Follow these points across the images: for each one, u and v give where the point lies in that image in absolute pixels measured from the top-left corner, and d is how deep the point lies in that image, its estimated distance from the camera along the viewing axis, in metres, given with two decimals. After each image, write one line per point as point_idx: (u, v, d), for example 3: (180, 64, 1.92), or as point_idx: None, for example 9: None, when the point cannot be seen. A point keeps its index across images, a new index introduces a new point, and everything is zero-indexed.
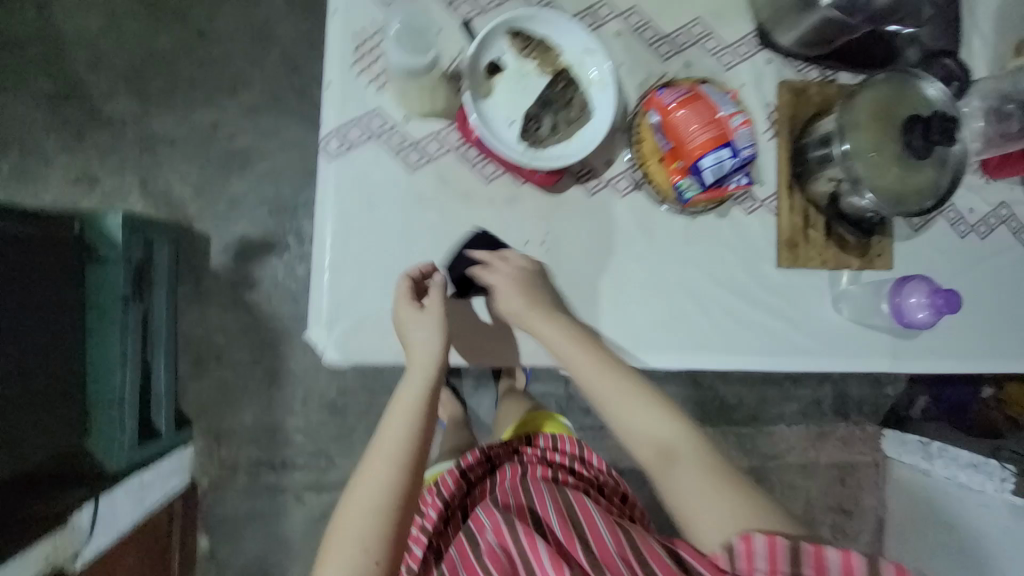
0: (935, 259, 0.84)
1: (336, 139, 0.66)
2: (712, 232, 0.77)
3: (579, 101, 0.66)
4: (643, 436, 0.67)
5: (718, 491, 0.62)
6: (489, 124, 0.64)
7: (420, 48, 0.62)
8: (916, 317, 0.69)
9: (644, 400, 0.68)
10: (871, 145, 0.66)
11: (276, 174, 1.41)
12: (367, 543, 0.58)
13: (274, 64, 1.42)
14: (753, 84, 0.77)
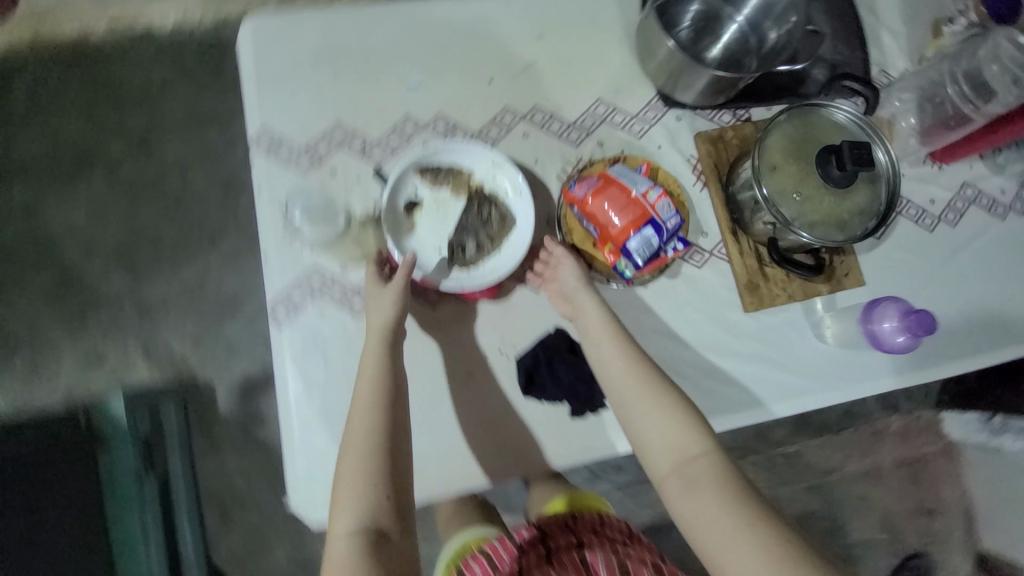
0: (911, 259, 0.80)
1: (283, 306, 0.69)
2: (669, 294, 0.75)
3: (497, 215, 0.71)
4: (668, 441, 0.61)
5: (743, 526, 0.55)
6: (418, 261, 0.70)
7: (326, 222, 0.69)
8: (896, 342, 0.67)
9: (674, 406, 0.62)
10: (791, 186, 0.66)
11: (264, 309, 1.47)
12: (369, 482, 0.58)
13: (246, 210, 1.51)
14: (669, 143, 0.79)
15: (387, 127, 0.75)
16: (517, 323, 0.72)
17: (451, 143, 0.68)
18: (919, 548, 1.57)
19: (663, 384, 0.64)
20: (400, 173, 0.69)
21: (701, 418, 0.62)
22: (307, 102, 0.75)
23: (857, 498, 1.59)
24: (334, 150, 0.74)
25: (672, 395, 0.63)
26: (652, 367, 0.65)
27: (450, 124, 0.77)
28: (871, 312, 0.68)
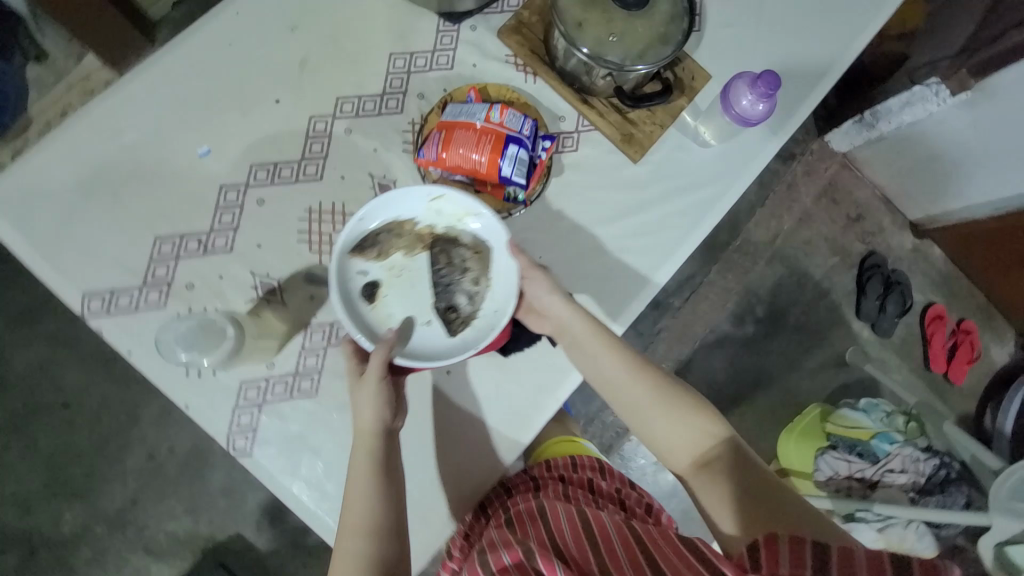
0: (734, 31, 0.84)
1: (241, 434, 0.64)
2: (566, 190, 0.76)
3: (469, 255, 0.66)
4: (678, 424, 0.64)
5: (744, 504, 0.57)
6: (411, 347, 0.64)
7: (214, 341, 0.62)
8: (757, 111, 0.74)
9: (678, 399, 0.65)
10: (604, 32, 0.66)
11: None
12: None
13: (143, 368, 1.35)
14: (480, 56, 0.76)
15: (211, 208, 0.67)
16: None
17: (376, 205, 0.61)
18: (866, 248, 1.81)
19: (677, 383, 0.67)
20: (339, 266, 0.62)
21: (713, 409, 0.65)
22: (111, 235, 0.65)
23: (805, 243, 1.79)
24: (174, 264, 0.65)
25: (680, 388, 0.66)
26: (655, 371, 0.67)
27: (270, 166, 0.69)
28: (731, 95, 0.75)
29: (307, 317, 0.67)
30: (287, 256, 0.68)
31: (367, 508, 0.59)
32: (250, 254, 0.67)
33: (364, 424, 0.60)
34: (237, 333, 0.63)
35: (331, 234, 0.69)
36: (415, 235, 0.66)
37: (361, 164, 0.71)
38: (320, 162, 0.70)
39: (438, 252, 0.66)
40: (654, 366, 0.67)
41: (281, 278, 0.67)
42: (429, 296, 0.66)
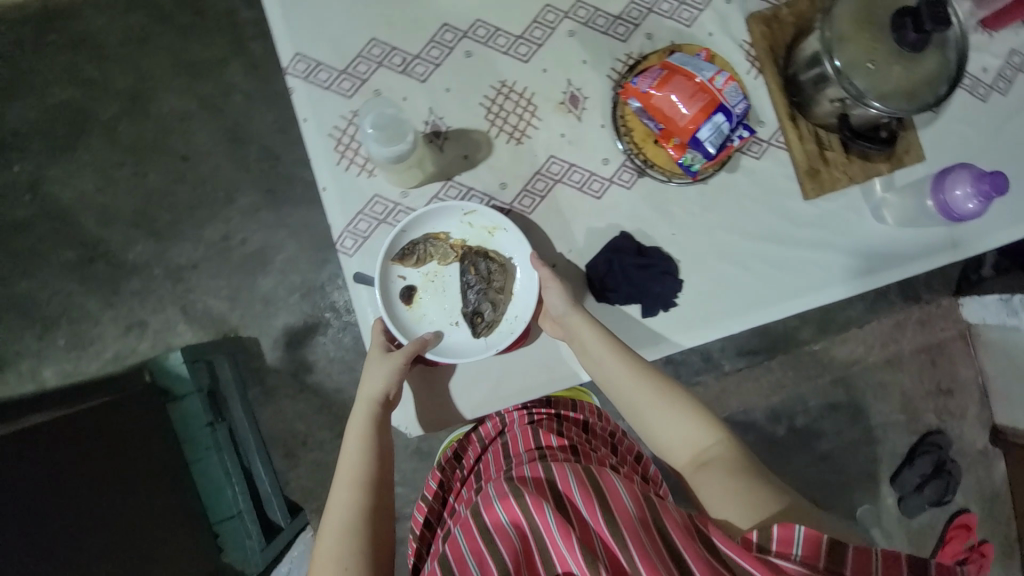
0: (968, 132, 0.79)
1: (350, 237, 0.68)
2: (729, 189, 0.75)
3: (494, 270, 0.65)
4: (677, 431, 0.67)
5: (748, 489, 0.60)
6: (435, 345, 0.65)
7: (393, 136, 0.62)
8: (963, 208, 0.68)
9: (670, 397, 0.67)
10: (863, 56, 0.64)
11: (294, 262, 1.46)
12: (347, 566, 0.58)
13: (256, 162, 1.46)
14: (720, 29, 0.75)
15: (426, 38, 0.71)
16: (582, 230, 0.73)
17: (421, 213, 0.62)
18: (937, 425, 1.69)
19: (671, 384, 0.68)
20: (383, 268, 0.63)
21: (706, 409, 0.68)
22: (337, 16, 0.70)
23: (880, 385, 1.68)
24: (375, 68, 0.70)
25: (674, 389, 0.68)
26: (653, 372, 0.68)
27: (491, 29, 0.72)
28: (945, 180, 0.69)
29: (454, 172, 0.71)
30: (464, 111, 0.71)
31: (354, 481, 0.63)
32: (437, 93, 0.71)
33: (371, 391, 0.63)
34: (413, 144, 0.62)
35: (509, 114, 0.72)
36: (449, 246, 0.66)
37: (565, 68, 0.73)
38: (532, 48, 0.73)
39: (468, 261, 0.64)
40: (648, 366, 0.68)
41: (451, 127, 0.71)
42: (454, 304, 0.65)
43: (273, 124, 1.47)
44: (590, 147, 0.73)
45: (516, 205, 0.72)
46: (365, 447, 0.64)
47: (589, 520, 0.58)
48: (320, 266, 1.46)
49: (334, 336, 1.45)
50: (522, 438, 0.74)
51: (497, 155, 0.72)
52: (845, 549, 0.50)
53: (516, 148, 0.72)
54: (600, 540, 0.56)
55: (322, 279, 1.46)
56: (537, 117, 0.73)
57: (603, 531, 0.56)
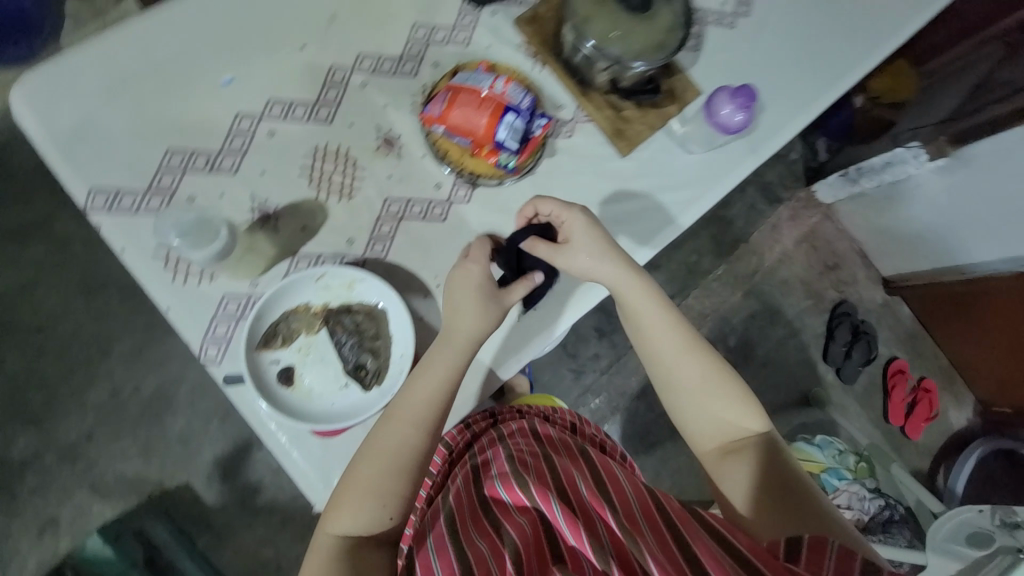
0: (729, 57, 0.91)
1: (214, 345, 0.66)
2: (556, 171, 0.81)
3: (364, 318, 0.65)
4: (726, 420, 0.69)
5: (774, 492, 0.63)
6: (332, 413, 0.63)
7: (206, 238, 0.60)
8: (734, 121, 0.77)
9: (727, 384, 0.70)
10: (606, 29, 0.73)
11: (199, 388, 1.36)
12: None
13: (122, 304, 1.36)
14: (495, 39, 0.82)
15: (223, 132, 0.71)
16: (441, 253, 0.76)
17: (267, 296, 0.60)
18: (839, 297, 1.89)
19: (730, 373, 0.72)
20: (248, 363, 0.60)
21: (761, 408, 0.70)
22: (123, 141, 0.68)
23: (782, 282, 1.86)
24: (179, 177, 0.69)
25: (738, 382, 0.71)
26: (718, 361, 0.71)
27: (286, 104, 0.74)
28: (712, 106, 0.77)
29: (297, 245, 0.71)
30: (286, 186, 0.72)
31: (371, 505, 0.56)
32: (252, 179, 0.71)
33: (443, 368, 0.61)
34: (231, 235, 0.62)
35: (332, 174, 0.74)
36: (313, 315, 0.65)
37: (370, 115, 0.77)
38: (331, 108, 0.75)
39: (334, 322, 0.64)
40: (714, 354, 0.71)
41: (278, 205, 0.71)
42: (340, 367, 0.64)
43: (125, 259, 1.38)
44: (420, 178, 0.77)
45: (369, 254, 0.73)
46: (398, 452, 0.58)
47: (597, 515, 0.57)
48: None
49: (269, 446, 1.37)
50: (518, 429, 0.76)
51: (334, 215, 0.73)
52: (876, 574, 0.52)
53: (350, 202, 0.74)
54: (608, 531, 0.55)
55: None
56: (361, 168, 0.75)
57: (612, 529, 0.55)
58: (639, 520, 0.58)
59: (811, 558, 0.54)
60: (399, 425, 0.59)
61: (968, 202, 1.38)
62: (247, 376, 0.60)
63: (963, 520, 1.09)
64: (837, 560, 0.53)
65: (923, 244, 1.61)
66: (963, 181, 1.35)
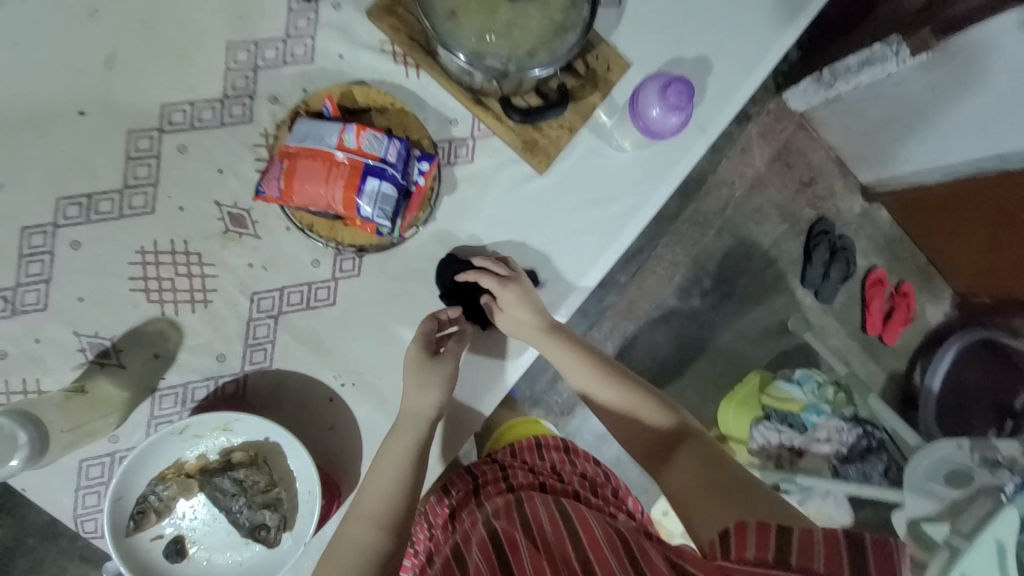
0: (664, 5, 0.70)
1: (87, 520, 0.56)
2: (462, 210, 0.66)
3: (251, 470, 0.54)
4: (631, 416, 0.61)
5: (698, 492, 0.53)
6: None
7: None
8: (668, 123, 0.64)
9: (654, 405, 0.62)
10: (480, 31, 0.54)
11: None
12: (605, 394, 0.63)
13: None
14: (349, 44, 0.62)
15: (12, 258, 0.55)
16: (338, 346, 0.62)
17: (114, 479, 0.49)
18: (817, 213, 1.40)
19: (659, 399, 0.63)
20: (121, 555, 0.51)
21: (663, 400, 0.63)
22: None
23: (756, 211, 1.38)
24: None
25: (658, 404, 0.62)
26: (638, 384, 0.64)
27: (82, 200, 0.56)
28: (637, 103, 0.64)
29: (154, 378, 0.58)
30: (119, 310, 0.57)
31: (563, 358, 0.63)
32: (69, 312, 0.56)
33: (422, 409, 0.59)
34: (36, 436, 0.49)
35: (174, 280, 0.58)
36: (189, 473, 0.55)
37: (204, 190, 0.59)
38: (148, 192, 0.58)
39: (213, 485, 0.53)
40: (620, 371, 0.64)
41: (116, 337, 0.57)
42: (235, 527, 0.54)
43: None
44: (290, 258, 0.61)
45: (248, 367, 0.60)
46: (392, 494, 0.57)
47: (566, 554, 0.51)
48: None
49: None
50: (518, 475, 0.68)
51: (191, 331, 0.59)
52: (792, 534, 0.41)
53: (208, 310, 0.59)
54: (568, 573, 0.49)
55: None
56: (210, 262, 0.59)
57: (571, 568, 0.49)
58: (603, 546, 0.50)
59: (742, 538, 0.42)
60: (585, 372, 0.64)
61: (989, 108, 0.91)
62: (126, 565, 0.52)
63: (938, 456, 0.79)
64: (800, 537, 0.41)
65: (901, 144, 1.12)
66: (958, 76, 0.91)
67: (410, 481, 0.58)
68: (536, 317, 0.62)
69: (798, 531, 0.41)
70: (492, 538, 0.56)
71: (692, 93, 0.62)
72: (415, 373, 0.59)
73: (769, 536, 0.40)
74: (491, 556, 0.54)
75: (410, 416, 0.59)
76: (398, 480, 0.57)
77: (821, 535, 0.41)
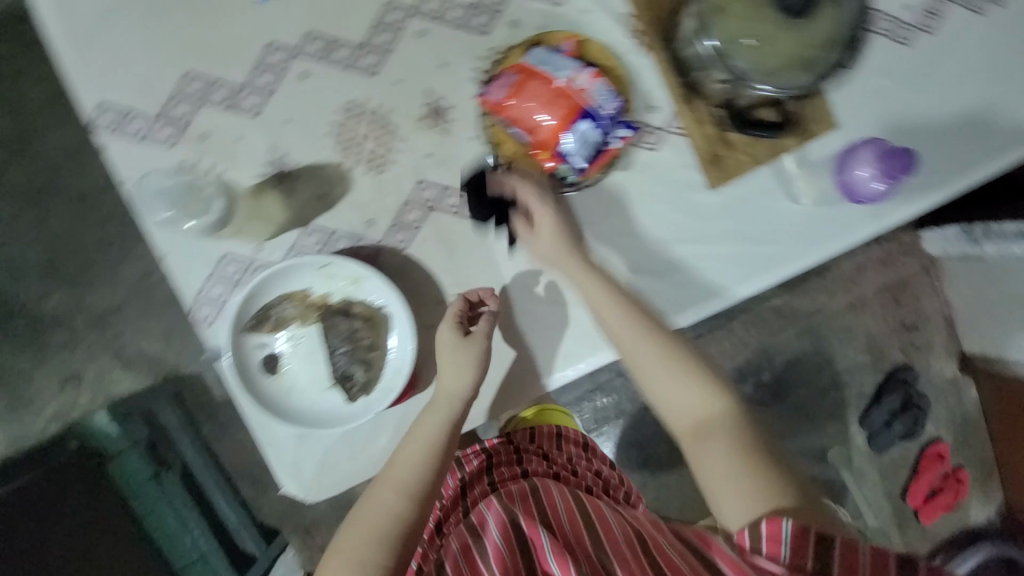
0: (887, 84, 0.70)
1: (205, 306, 0.61)
2: (626, 190, 0.67)
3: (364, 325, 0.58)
4: (681, 399, 0.58)
5: (745, 482, 0.52)
6: (312, 412, 0.59)
7: (195, 210, 0.57)
8: (867, 188, 0.66)
9: (700, 377, 0.59)
10: (741, 32, 0.55)
11: (134, 297, 1.16)
12: (651, 351, 0.59)
13: (59, 184, 1.14)
14: (597, 4, 0.66)
15: (252, 63, 0.61)
16: (467, 259, 0.65)
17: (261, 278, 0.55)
18: None
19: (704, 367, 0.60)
20: (233, 344, 0.56)
21: (706, 366, 0.60)
22: (141, 54, 0.60)
23: None
24: (196, 107, 0.61)
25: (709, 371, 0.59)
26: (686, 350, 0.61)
27: (326, 41, 0.62)
28: (847, 160, 0.66)
29: (310, 214, 0.63)
30: (312, 143, 0.62)
31: (611, 301, 0.60)
32: (272, 127, 0.62)
33: (456, 385, 0.60)
34: (224, 209, 0.58)
35: (364, 140, 0.63)
36: (311, 304, 0.59)
37: (422, 76, 0.64)
38: (379, 57, 0.63)
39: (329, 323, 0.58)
40: (668, 338, 0.60)
41: (299, 165, 0.62)
42: (328, 368, 0.59)
43: (71, 132, 1.13)
44: (463, 165, 0.65)
45: (388, 242, 0.64)
46: (424, 461, 0.59)
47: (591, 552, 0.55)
48: (164, 301, 1.15)
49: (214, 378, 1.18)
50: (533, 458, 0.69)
51: (357, 189, 0.63)
52: (835, 546, 0.45)
53: (378, 177, 0.64)
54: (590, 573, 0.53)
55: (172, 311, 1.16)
56: (399, 138, 0.64)
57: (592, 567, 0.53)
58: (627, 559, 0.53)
59: (786, 543, 0.45)
60: (630, 323, 0.60)
61: None
62: (231, 356, 0.57)
63: None
64: (841, 554, 0.44)
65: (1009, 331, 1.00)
66: None
67: (433, 454, 0.59)
68: (557, 238, 0.61)
69: (842, 547, 0.45)
70: (513, 525, 0.58)
71: (904, 168, 0.64)
72: (448, 351, 0.61)
73: (808, 545, 0.45)
74: (511, 537, 0.57)
75: (445, 397, 0.60)
76: (427, 448, 0.59)
77: (864, 550, 0.45)
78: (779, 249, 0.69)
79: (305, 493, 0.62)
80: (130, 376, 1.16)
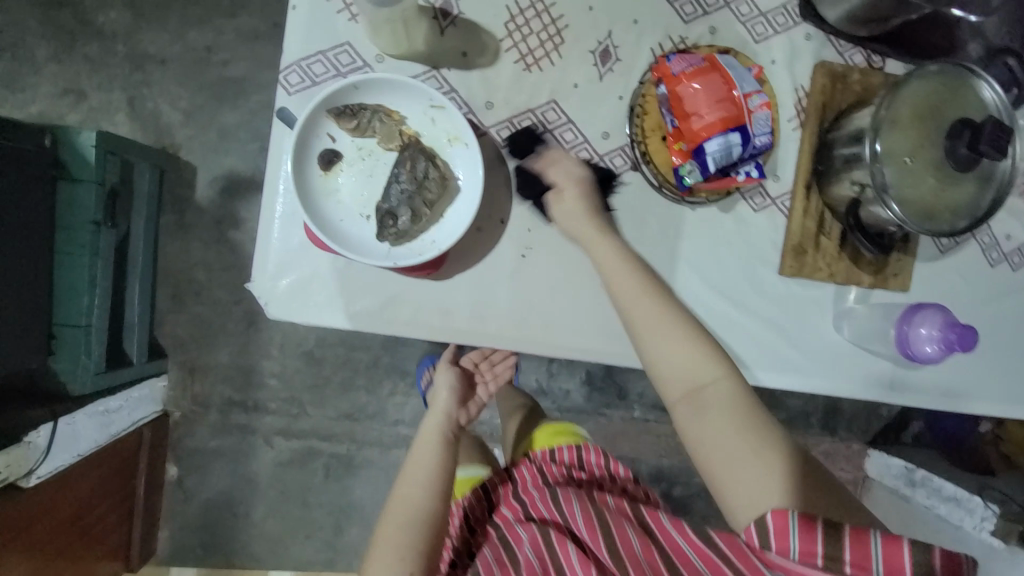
0: (962, 284, 0.74)
1: (298, 74, 0.58)
2: (714, 227, 0.68)
3: (435, 179, 0.57)
4: (647, 346, 0.60)
5: (744, 455, 0.54)
6: (338, 225, 0.57)
7: None
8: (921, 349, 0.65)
9: (646, 277, 0.61)
10: (903, 149, 0.58)
11: (194, 61, 1.09)
12: (624, 284, 0.61)
13: None
14: (785, 63, 0.68)
15: None
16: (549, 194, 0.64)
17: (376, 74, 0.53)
18: None
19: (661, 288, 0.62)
20: (310, 116, 0.54)
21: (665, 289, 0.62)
22: None
23: None
24: None
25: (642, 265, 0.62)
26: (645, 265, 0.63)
27: None
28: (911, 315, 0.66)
29: (443, 62, 0.61)
30: (485, 8, 0.62)
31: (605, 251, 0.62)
32: None
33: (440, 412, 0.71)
34: None
35: (530, 34, 0.63)
36: (399, 131, 0.58)
37: (613, 18, 0.64)
38: None
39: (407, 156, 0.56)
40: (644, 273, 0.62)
41: (462, 16, 0.61)
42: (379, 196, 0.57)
43: None
44: (597, 114, 0.65)
45: (492, 132, 0.63)
46: (431, 472, 0.65)
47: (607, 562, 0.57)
48: (218, 82, 1.09)
49: (215, 177, 1.10)
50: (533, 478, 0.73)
51: (496, 70, 0.62)
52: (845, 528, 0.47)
53: (523, 74, 0.63)
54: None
55: (220, 96, 1.09)
56: (561, 55, 0.63)
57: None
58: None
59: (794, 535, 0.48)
60: (614, 264, 0.61)
61: None
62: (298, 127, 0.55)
63: None
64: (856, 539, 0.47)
65: None
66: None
67: (439, 463, 0.66)
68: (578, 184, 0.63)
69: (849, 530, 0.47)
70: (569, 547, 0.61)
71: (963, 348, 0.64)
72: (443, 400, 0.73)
73: (819, 533, 0.47)
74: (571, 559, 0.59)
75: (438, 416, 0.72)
76: (432, 463, 0.66)
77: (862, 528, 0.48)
78: (799, 358, 0.70)
79: (274, 297, 0.60)
80: (134, 124, 1.08)
